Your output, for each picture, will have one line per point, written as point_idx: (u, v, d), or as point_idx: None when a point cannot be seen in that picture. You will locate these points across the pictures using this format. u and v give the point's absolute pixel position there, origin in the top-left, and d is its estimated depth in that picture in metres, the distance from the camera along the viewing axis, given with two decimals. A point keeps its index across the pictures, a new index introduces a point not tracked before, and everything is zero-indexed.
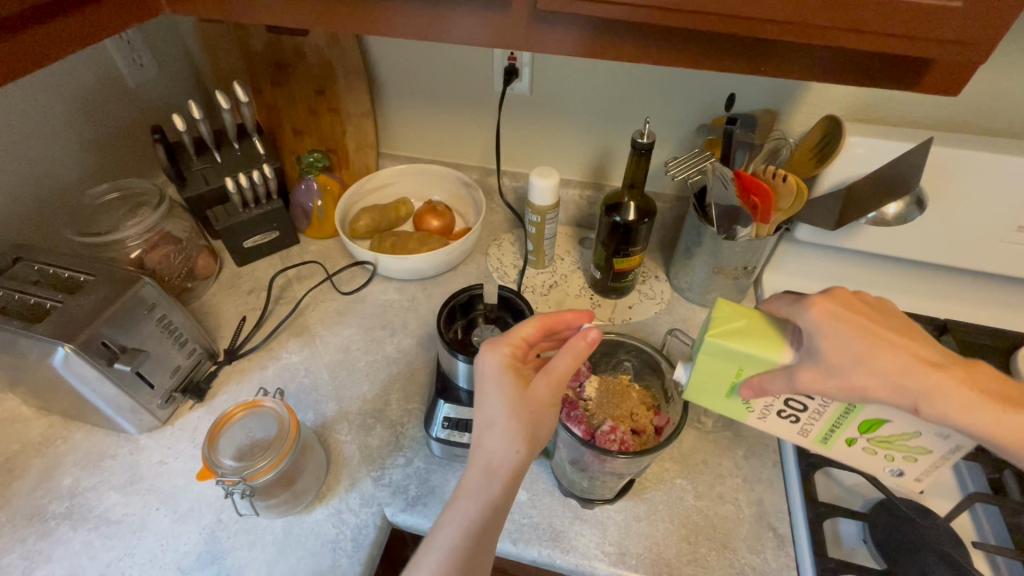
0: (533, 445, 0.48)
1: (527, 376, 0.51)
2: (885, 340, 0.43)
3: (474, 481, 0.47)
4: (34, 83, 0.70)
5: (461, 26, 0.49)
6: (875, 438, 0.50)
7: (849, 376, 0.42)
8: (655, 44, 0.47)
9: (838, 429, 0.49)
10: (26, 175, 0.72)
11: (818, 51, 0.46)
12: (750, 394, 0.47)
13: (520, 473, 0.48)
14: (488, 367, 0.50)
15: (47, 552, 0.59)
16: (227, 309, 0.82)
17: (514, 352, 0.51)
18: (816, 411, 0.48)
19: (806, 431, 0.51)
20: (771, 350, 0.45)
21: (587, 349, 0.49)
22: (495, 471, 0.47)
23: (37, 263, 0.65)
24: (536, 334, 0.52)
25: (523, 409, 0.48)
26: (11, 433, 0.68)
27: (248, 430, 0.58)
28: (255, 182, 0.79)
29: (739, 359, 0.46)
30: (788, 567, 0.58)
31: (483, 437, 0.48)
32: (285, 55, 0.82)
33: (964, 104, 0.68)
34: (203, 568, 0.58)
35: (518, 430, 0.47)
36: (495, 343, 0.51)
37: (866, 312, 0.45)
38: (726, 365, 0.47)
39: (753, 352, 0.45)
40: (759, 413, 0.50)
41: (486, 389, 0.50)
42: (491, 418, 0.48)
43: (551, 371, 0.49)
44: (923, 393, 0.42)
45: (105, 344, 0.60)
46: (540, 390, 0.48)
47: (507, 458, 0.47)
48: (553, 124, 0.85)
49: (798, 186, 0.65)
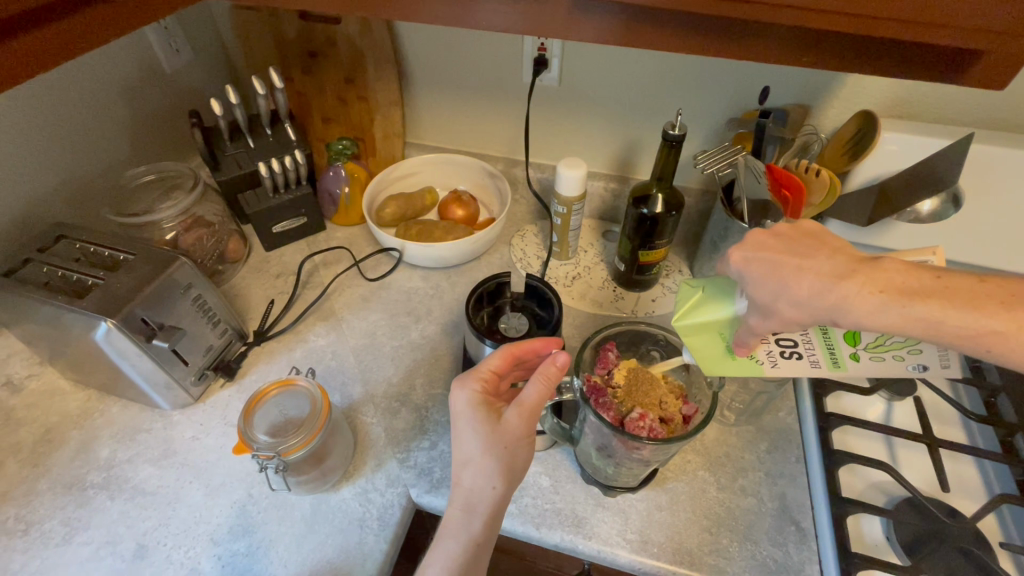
0: (511, 477, 0.49)
1: (501, 408, 0.52)
2: (791, 268, 0.42)
3: (455, 519, 0.49)
4: (77, 68, 0.72)
5: (499, 14, 0.49)
6: (875, 345, 0.46)
7: (779, 313, 0.43)
8: (693, 32, 0.47)
9: (836, 349, 0.48)
10: (67, 158, 0.74)
11: (859, 43, 0.46)
12: (746, 348, 0.48)
13: (502, 506, 0.50)
14: (460, 406, 0.51)
15: (86, 520, 0.61)
16: (257, 292, 0.84)
17: (485, 387, 0.52)
18: (803, 339, 0.49)
19: (815, 363, 0.49)
20: (727, 306, 0.48)
21: (559, 373, 0.50)
22: (474, 508, 0.49)
23: (78, 241, 0.67)
24: (504, 364, 0.53)
25: (497, 445, 0.49)
26: (51, 406, 0.70)
27: (282, 407, 0.60)
28: (287, 167, 0.80)
29: (710, 326, 0.49)
30: (810, 561, 0.58)
31: (461, 476, 0.49)
32: (317, 43, 0.83)
33: (1004, 102, 0.67)
34: (234, 541, 0.59)
35: (494, 466, 0.48)
36: (465, 379, 0.52)
37: (774, 246, 0.44)
38: (709, 337, 0.50)
39: (710, 315, 0.49)
40: (769, 363, 0.49)
41: (460, 426, 0.51)
42: (468, 457, 0.49)
43: (523, 402, 0.49)
44: (852, 317, 0.41)
45: (144, 320, 0.61)
46: (512, 422, 0.49)
47: (486, 495, 0.48)
48: (580, 116, 0.85)
49: (831, 181, 0.65)
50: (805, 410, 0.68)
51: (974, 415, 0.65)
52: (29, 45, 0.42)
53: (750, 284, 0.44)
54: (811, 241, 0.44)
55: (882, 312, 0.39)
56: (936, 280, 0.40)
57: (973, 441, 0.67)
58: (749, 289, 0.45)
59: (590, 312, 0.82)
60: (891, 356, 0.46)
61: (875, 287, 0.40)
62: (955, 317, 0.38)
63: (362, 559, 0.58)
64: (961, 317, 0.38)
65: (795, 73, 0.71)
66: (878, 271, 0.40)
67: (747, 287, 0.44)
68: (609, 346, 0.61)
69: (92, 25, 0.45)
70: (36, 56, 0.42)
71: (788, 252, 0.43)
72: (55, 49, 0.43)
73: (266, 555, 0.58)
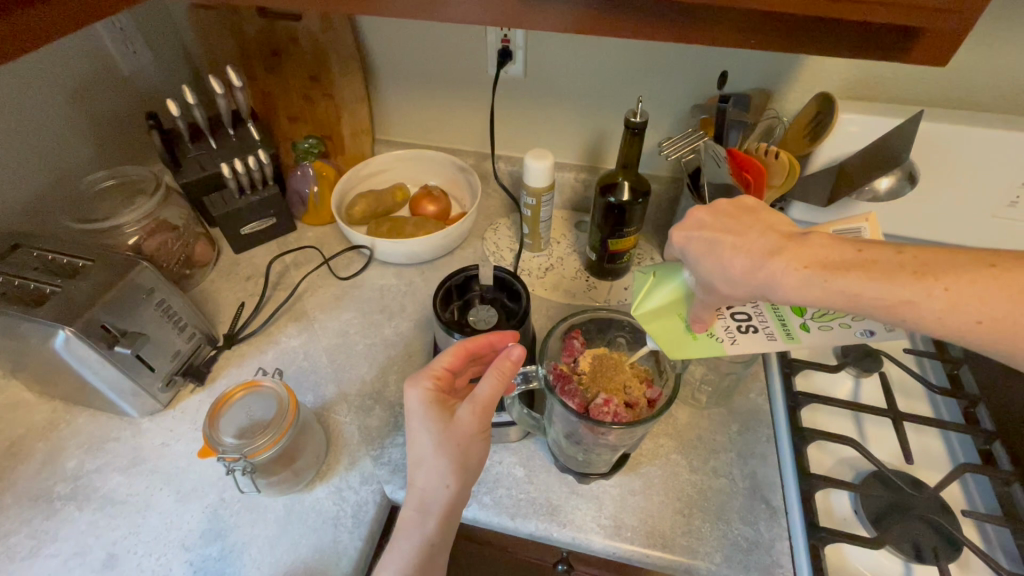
0: (465, 475, 0.49)
1: (455, 404, 0.52)
2: (729, 246, 0.43)
3: (409, 520, 0.49)
4: (26, 73, 0.70)
5: (453, 5, 0.49)
6: (820, 314, 0.47)
7: (722, 290, 0.43)
8: (644, 19, 0.47)
9: (786, 321, 0.49)
10: (23, 167, 0.72)
11: (804, 23, 0.46)
12: (702, 324, 0.48)
13: (457, 504, 0.50)
14: (412, 405, 0.50)
15: (53, 532, 0.60)
16: (226, 295, 0.83)
17: (437, 384, 0.51)
18: (755, 312, 0.50)
19: (770, 335, 0.49)
20: (676, 284, 0.49)
21: (513, 368, 0.49)
22: (429, 508, 0.49)
23: (36, 249, 0.66)
24: (457, 361, 0.53)
25: (449, 443, 0.49)
26: (15, 419, 0.68)
27: (248, 410, 0.59)
28: (250, 167, 0.79)
29: (668, 309, 0.49)
30: (780, 538, 0.59)
31: (415, 476, 0.49)
32: (279, 41, 0.82)
33: (958, 81, 0.68)
34: (207, 545, 0.59)
35: (446, 465, 0.48)
36: (418, 377, 0.52)
37: (713, 225, 0.44)
38: (667, 320, 0.50)
39: (663, 296, 0.49)
40: (728, 340, 0.49)
41: (413, 425, 0.50)
42: (421, 456, 0.49)
43: (475, 399, 0.49)
44: (785, 293, 0.41)
45: (106, 328, 0.60)
46: (464, 418, 0.49)
47: (439, 494, 0.48)
48: (547, 107, 0.85)
49: (790, 163, 0.66)
50: (775, 389, 0.69)
51: (938, 388, 0.66)
52: None
53: (697, 264, 0.45)
54: (749, 218, 0.44)
55: (808, 287, 0.40)
56: (856, 253, 0.40)
57: (938, 413, 0.68)
58: (693, 269, 0.45)
59: (563, 302, 0.82)
60: (839, 325, 0.47)
61: (801, 263, 0.40)
62: (874, 288, 0.38)
63: (337, 558, 0.58)
64: (881, 288, 0.38)
65: (754, 58, 0.72)
66: (808, 247, 0.41)
67: (695, 267, 0.45)
68: (575, 334, 0.61)
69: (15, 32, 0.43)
70: None
71: (726, 231, 0.44)
72: None
73: (239, 559, 0.58)
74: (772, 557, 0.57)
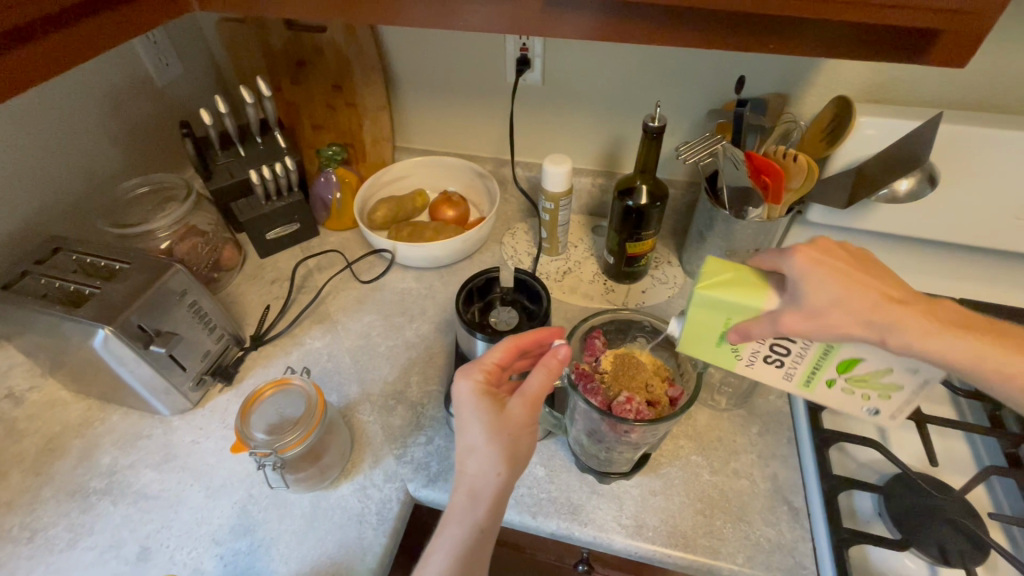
0: (514, 465, 0.50)
1: (503, 398, 0.53)
2: (859, 282, 0.44)
3: (460, 506, 0.49)
4: (68, 84, 0.73)
5: (477, 14, 0.51)
6: (855, 379, 0.49)
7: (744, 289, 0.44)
8: (664, 26, 0.48)
9: (819, 371, 0.49)
10: (63, 174, 0.75)
11: (822, 24, 0.47)
12: (739, 338, 0.46)
13: (505, 494, 0.50)
14: (464, 396, 0.51)
15: (88, 526, 0.62)
16: (252, 298, 0.85)
17: (487, 377, 0.53)
18: (798, 351, 0.48)
19: (790, 376, 0.50)
20: (755, 296, 0.44)
21: (560, 365, 0.51)
22: (479, 495, 0.49)
23: (75, 252, 0.68)
24: (507, 357, 0.54)
25: (502, 433, 0.49)
26: (52, 417, 0.71)
27: (278, 407, 0.61)
28: (278, 174, 0.81)
29: (723, 309, 0.45)
30: (803, 539, 0.59)
31: (465, 464, 0.49)
32: (305, 52, 0.85)
33: (977, 83, 0.69)
34: (236, 540, 0.60)
35: (498, 454, 0.49)
36: (468, 369, 0.53)
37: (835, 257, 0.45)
38: (712, 316, 0.47)
39: (737, 299, 0.45)
40: (746, 361, 0.50)
41: (464, 416, 0.51)
42: (472, 444, 0.50)
43: (526, 392, 0.50)
44: None
45: (141, 327, 0.62)
46: (515, 411, 0.50)
47: (490, 482, 0.49)
48: (565, 114, 0.87)
49: (809, 164, 0.66)
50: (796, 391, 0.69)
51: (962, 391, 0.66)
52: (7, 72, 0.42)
53: None
54: None
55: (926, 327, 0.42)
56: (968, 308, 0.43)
57: (962, 416, 0.68)
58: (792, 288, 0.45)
59: (581, 305, 0.83)
60: (858, 391, 0.50)
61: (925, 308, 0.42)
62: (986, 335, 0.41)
63: (362, 553, 0.59)
64: None
65: (770, 63, 0.73)
66: None
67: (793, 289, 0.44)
68: (595, 334, 0.62)
69: (61, 48, 0.45)
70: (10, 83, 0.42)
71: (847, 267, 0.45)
72: (23, 75, 0.43)
73: (267, 553, 0.59)
74: (795, 558, 0.57)
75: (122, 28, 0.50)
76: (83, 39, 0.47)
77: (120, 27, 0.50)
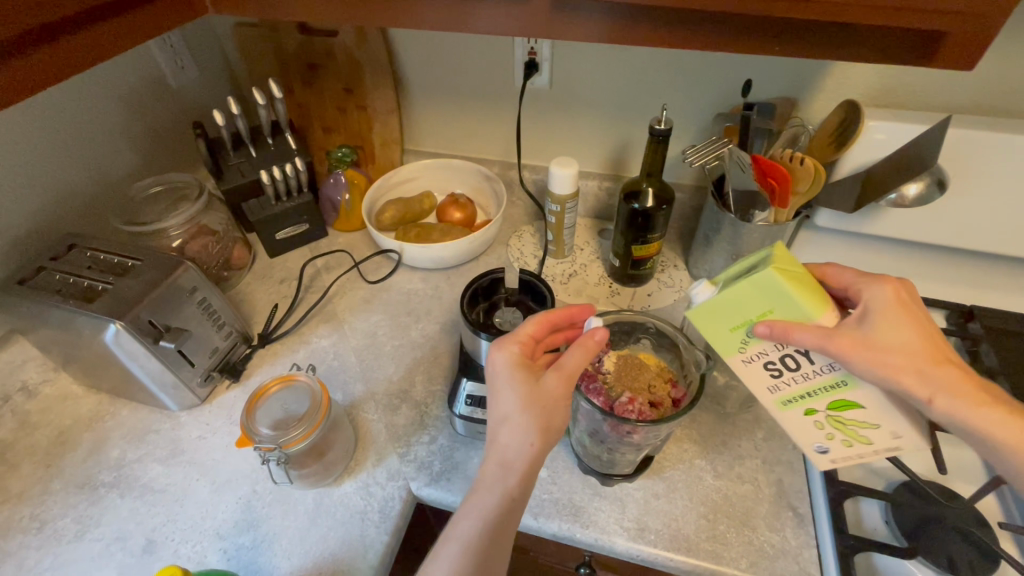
0: (547, 437, 0.49)
1: (538, 372, 0.53)
2: (930, 338, 0.45)
3: (491, 473, 0.48)
4: (86, 85, 0.75)
5: (485, 18, 0.52)
6: (833, 420, 0.48)
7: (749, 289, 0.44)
8: (670, 29, 0.49)
9: (811, 398, 0.47)
10: (80, 172, 0.77)
11: (827, 27, 0.47)
12: (766, 334, 0.44)
13: (535, 466, 0.49)
14: (499, 366, 0.51)
15: (96, 518, 0.63)
16: (261, 297, 0.86)
17: (522, 349, 0.53)
18: (808, 370, 0.46)
19: (777, 390, 0.48)
20: (817, 307, 0.43)
21: (596, 347, 0.51)
22: (510, 465, 0.48)
23: (90, 249, 0.70)
24: (540, 330, 0.55)
25: (536, 402, 0.49)
26: (63, 410, 0.72)
27: (283, 403, 0.62)
28: (288, 174, 0.83)
29: (775, 299, 0.43)
30: (808, 546, 0.58)
31: (497, 433, 0.49)
32: (317, 56, 0.86)
33: (988, 88, 0.68)
34: (240, 534, 0.61)
35: (531, 423, 0.48)
36: (503, 342, 0.53)
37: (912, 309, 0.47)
38: (757, 299, 0.43)
39: (800, 300, 0.42)
40: (746, 356, 0.47)
41: (498, 385, 0.51)
42: (505, 413, 0.49)
43: (562, 365, 0.50)
44: None
45: (152, 323, 0.63)
46: (551, 382, 0.49)
47: (522, 451, 0.48)
48: (572, 117, 0.87)
49: (816, 168, 0.65)
50: None
51: None
52: (28, 71, 0.44)
53: None
54: None
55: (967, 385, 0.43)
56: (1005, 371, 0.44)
57: None
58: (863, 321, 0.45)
59: None
60: (827, 431, 0.49)
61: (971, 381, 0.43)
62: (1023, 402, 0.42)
63: (364, 550, 0.59)
64: None
65: (778, 67, 0.73)
66: None
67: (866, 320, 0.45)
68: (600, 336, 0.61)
69: (80, 48, 0.47)
70: (30, 81, 0.44)
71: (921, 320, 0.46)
72: (43, 74, 0.45)
73: (270, 549, 0.60)
74: (799, 565, 0.57)
75: (138, 29, 0.51)
76: (101, 39, 0.48)
77: (136, 28, 0.51)
